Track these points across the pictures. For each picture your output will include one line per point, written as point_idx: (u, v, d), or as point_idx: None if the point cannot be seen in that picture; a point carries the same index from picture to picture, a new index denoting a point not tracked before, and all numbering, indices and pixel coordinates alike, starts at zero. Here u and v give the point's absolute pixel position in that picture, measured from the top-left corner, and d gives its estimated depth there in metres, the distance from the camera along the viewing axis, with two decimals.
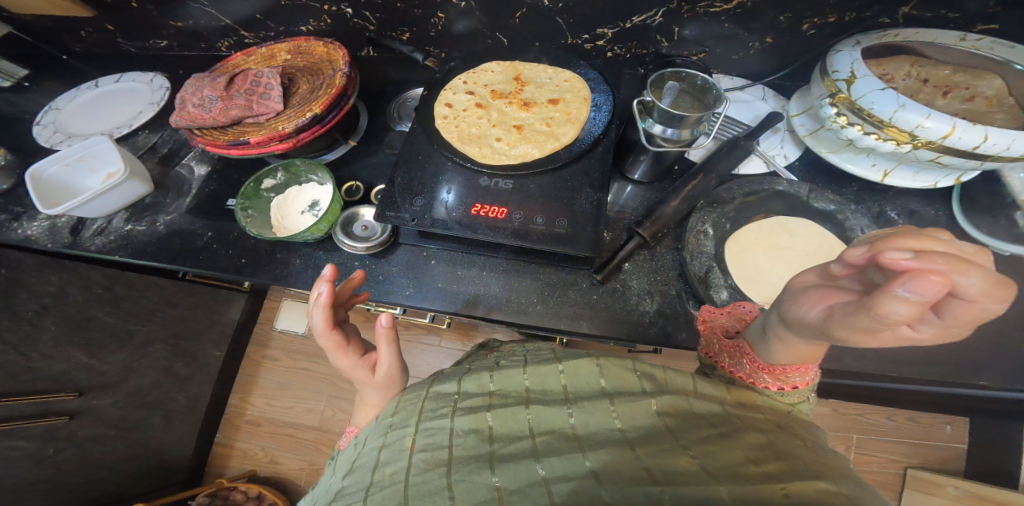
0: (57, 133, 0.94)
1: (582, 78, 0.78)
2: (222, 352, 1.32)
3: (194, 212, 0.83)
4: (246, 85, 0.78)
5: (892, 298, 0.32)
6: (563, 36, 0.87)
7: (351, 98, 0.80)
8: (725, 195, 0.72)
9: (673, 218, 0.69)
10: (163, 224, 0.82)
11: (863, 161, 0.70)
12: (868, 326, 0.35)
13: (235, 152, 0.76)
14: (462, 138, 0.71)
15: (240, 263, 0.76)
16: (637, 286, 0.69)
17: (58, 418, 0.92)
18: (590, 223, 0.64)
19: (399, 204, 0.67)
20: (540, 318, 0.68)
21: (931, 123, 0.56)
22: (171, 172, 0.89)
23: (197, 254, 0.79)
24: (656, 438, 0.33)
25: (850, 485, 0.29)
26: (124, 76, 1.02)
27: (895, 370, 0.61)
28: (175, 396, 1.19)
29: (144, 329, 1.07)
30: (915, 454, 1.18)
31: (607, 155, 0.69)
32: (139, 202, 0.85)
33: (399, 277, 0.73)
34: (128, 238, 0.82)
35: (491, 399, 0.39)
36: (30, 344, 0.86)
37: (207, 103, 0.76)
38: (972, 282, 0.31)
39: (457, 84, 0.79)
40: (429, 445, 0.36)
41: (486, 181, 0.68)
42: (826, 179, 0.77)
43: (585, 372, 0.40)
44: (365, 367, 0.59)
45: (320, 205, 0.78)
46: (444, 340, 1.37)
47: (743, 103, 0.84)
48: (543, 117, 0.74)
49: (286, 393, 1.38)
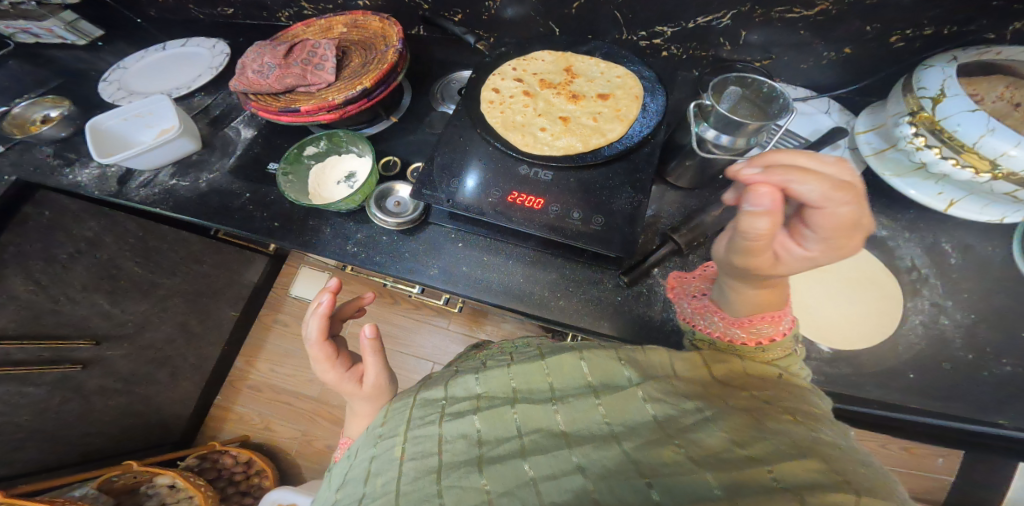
0: (120, 89, 0.96)
1: (635, 76, 0.77)
2: (236, 311, 1.35)
3: (232, 173, 0.85)
4: (303, 55, 0.79)
5: (745, 215, 0.37)
6: (616, 31, 0.86)
7: (400, 75, 0.81)
8: None
9: (713, 227, 0.67)
10: (205, 182, 0.84)
11: (931, 187, 0.66)
12: (749, 246, 0.40)
13: (286, 119, 0.77)
14: (506, 124, 0.71)
15: (272, 226, 0.78)
16: (665, 291, 0.68)
17: (71, 366, 0.95)
18: (626, 222, 0.63)
19: (437, 184, 0.67)
20: (561, 312, 0.68)
21: (1018, 153, 0.53)
22: (220, 133, 0.90)
23: (229, 213, 0.81)
24: (643, 430, 0.33)
25: (841, 461, 0.30)
26: (190, 42, 1.03)
27: (919, 404, 0.59)
28: (184, 354, 1.23)
29: (168, 284, 1.12)
30: (909, 484, 1.15)
31: (652, 155, 0.68)
32: (186, 161, 0.87)
33: (423, 255, 0.73)
34: (170, 193, 0.84)
35: (478, 402, 0.39)
36: (61, 289, 0.89)
37: (265, 69, 0.77)
38: (810, 189, 0.36)
39: (507, 69, 0.79)
40: (418, 453, 0.36)
41: (525, 169, 0.67)
42: (881, 203, 0.74)
43: (570, 367, 0.39)
44: (353, 378, 0.62)
45: (356, 177, 0.79)
46: (453, 324, 1.38)
47: (802, 115, 0.81)
48: (590, 111, 0.73)
49: (293, 359, 1.41)
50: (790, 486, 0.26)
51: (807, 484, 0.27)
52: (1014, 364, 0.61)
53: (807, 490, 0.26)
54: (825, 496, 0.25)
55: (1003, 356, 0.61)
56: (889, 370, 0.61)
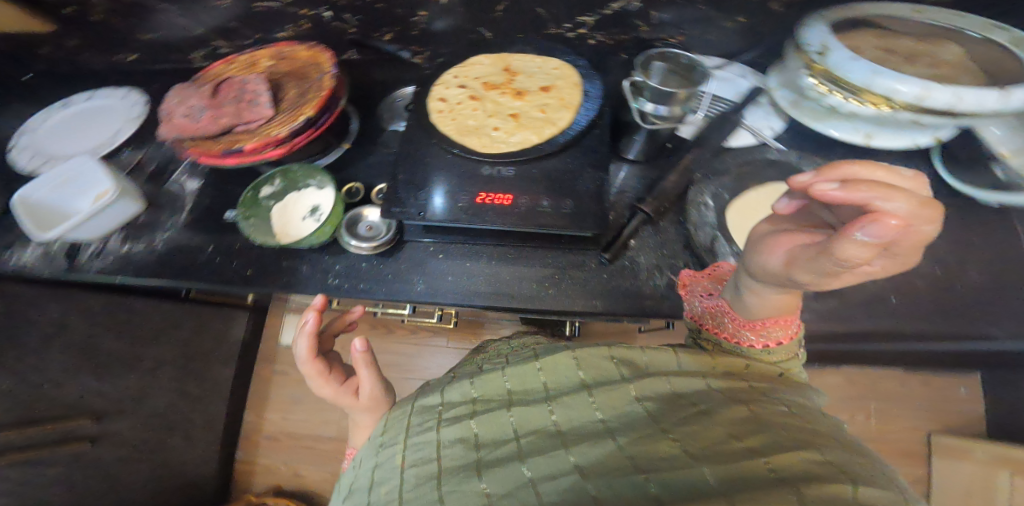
0: (36, 155, 0.90)
1: (570, 66, 0.79)
2: (231, 368, 1.35)
3: (191, 228, 0.84)
4: (234, 94, 0.78)
5: (852, 243, 0.33)
6: (543, 28, 0.86)
7: (341, 100, 0.82)
8: (721, 167, 0.73)
9: (674, 192, 0.71)
10: (161, 241, 0.83)
11: (847, 127, 0.69)
12: (830, 268, 0.37)
13: (231, 160, 0.75)
14: (460, 130, 0.72)
15: (247, 274, 0.77)
16: (645, 261, 0.70)
17: (79, 444, 0.93)
18: (594, 201, 0.64)
19: (404, 199, 0.67)
20: (553, 302, 0.69)
21: (905, 87, 0.55)
22: (162, 188, 0.90)
23: (199, 270, 0.80)
24: (639, 425, 0.35)
25: (839, 452, 0.31)
26: (99, 91, 0.99)
27: (906, 325, 0.62)
28: (190, 416, 1.21)
29: (152, 353, 1.09)
30: (937, 419, 1.22)
31: (604, 139, 0.70)
32: (133, 222, 0.86)
33: (407, 274, 0.74)
34: (127, 259, 0.83)
35: (475, 407, 0.42)
36: (41, 375, 0.85)
37: (197, 116, 0.76)
38: (898, 206, 0.33)
39: (449, 79, 0.79)
40: (418, 460, 0.38)
41: (488, 170, 0.68)
42: (813, 148, 0.77)
43: (564, 366, 0.43)
44: (348, 392, 0.65)
45: (321, 209, 0.77)
46: (451, 341, 1.39)
47: (723, 82, 0.84)
48: (537, 104, 0.74)
49: (299, 406, 1.42)
50: (788, 477, 0.27)
51: (803, 473, 0.28)
52: (985, 272, 0.64)
53: (796, 477, 0.27)
54: (821, 487, 0.26)
55: (969, 264, 0.64)
56: (875, 296, 0.64)
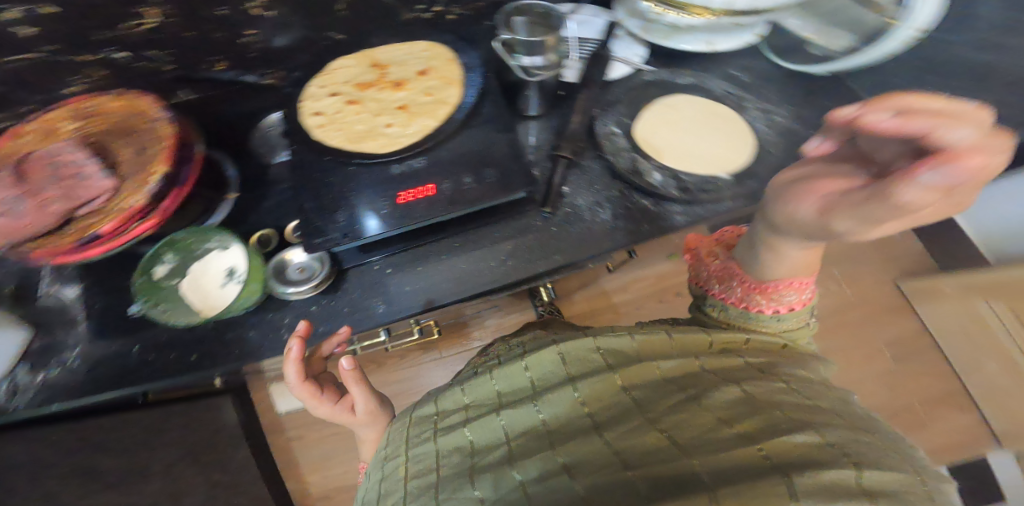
0: None
1: (438, 44, 0.82)
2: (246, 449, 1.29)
3: (100, 335, 0.71)
4: (53, 177, 0.63)
5: (916, 185, 0.37)
6: (398, 13, 0.85)
7: (196, 144, 0.72)
8: (612, 98, 0.82)
9: (582, 131, 0.75)
10: (79, 357, 0.70)
11: (691, 39, 0.82)
12: (887, 212, 0.41)
13: (93, 253, 0.62)
14: (351, 138, 0.70)
15: (194, 361, 0.70)
16: (584, 201, 0.74)
17: None
18: (515, 160, 0.66)
19: (323, 227, 0.63)
20: (514, 270, 0.72)
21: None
22: (39, 304, 0.73)
23: (136, 375, 0.69)
24: (628, 417, 0.40)
25: (819, 434, 0.36)
26: None
27: None
28: (235, 499, 1.26)
29: (160, 456, 1.11)
30: (886, 266, 1.42)
31: (496, 105, 0.72)
32: (30, 349, 0.70)
33: (363, 298, 0.72)
34: (52, 388, 0.68)
35: (467, 413, 0.48)
36: None
37: (16, 219, 0.60)
38: (964, 134, 0.38)
39: (315, 90, 0.78)
40: (419, 472, 0.44)
41: (398, 167, 0.67)
42: (674, 62, 0.88)
43: (551, 362, 0.49)
44: (343, 409, 0.76)
45: (238, 269, 0.74)
46: (444, 352, 1.36)
47: (583, 24, 0.87)
48: (421, 89, 0.76)
49: (336, 460, 1.46)
50: (776, 464, 0.32)
51: (790, 459, 0.33)
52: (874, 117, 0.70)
53: (786, 463, 0.32)
54: (808, 472, 0.31)
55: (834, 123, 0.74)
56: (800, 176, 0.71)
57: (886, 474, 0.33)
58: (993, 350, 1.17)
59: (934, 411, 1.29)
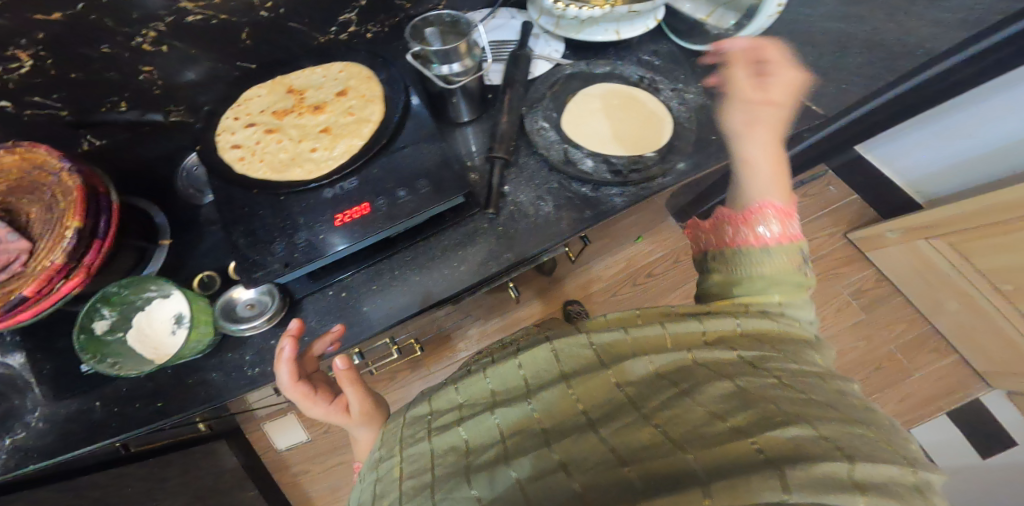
0: None
1: (354, 64, 0.84)
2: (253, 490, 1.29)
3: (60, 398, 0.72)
4: None
5: (759, 76, 0.75)
6: (310, 37, 0.88)
7: (110, 193, 0.69)
8: (536, 95, 0.84)
9: (511, 130, 0.79)
10: (41, 418, 0.71)
11: (598, 31, 0.87)
12: (760, 99, 0.74)
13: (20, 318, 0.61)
14: (275, 168, 0.72)
15: (160, 407, 0.71)
16: (526, 197, 0.79)
17: None
18: (444, 168, 0.68)
19: (262, 259, 0.64)
20: (467, 272, 0.76)
21: None
22: None
23: (104, 430, 0.71)
24: (623, 414, 0.41)
25: (821, 426, 0.36)
26: None
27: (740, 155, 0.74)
28: None
29: None
30: (837, 221, 1.43)
31: (422, 115, 0.75)
32: None
33: (324, 321, 0.75)
34: (23, 451, 0.70)
35: (461, 412, 0.48)
36: None
37: None
38: (774, 55, 0.75)
39: (230, 123, 0.79)
40: (413, 472, 0.44)
41: (331, 190, 0.69)
42: (590, 53, 0.92)
43: (543, 360, 0.49)
44: (338, 410, 0.66)
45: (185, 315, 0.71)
46: (432, 368, 1.38)
47: (499, 26, 0.92)
48: (342, 109, 0.77)
49: (343, 490, 1.44)
50: (774, 457, 0.33)
51: (790, 451, 0.33)
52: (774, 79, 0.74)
53: (786, 458, 0.32)
54: (805, 466, 0.32)
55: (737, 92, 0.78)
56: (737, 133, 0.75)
57: (885, 469, 0.34)
58: (950, 289, 1.16)
59: (922, 358, 1.30)
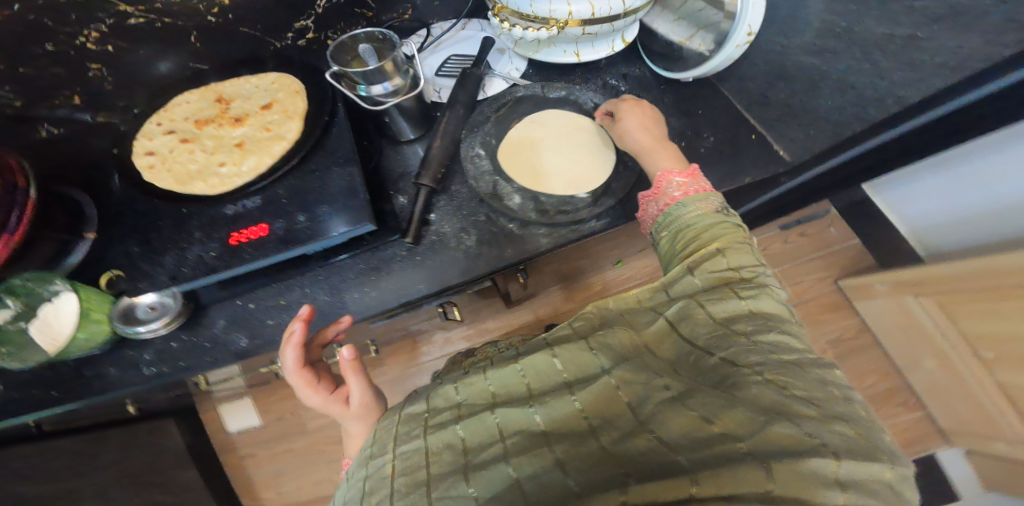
0: None
1: (287, 74, 0.81)
2: (194, 468, 1.23)
3: None
4: None
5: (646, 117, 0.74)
6: (265, 43, 0.86)
7: (30, 187, 0.66)
8: (478, 119, 0.81)
9: (443, 156, 0.73)
10: None
11: (557, 51, 0.82)
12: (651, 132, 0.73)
13: None
14: (181, 180, 0.71)
15: (54, 396, 0.70)
16: (450, 228, 0.74)
17: None
18: (346, 194, 0.63)
19: (149, 270, 0.63)
20: (381, 297, 0.71)
21: (556, 6, 0.66)
22: None
23: (8, 411, 0.70)
24: (620, 422, 0.38)
25: (814, 426, 0.34)
26: None
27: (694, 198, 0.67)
28: None
29: (85, 482, 1.10)
30: (832, 266, 1.29)
31: (342, 135, 0.69)
32: None
33: (229, 331, 0.72)
34: None
35: (459, 411, 0.45)
36: None
37: None
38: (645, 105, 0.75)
39: (152, 128, 0.79)
40: (406, 468, 0.40)
41: (231, 208, 0.66)
42: (557, 73, 0.87)
43: (542, 363, 0.46)
44: (337, 402, 0.58)
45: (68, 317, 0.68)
46: (395, 370, 1.36)
47: (466, 39, 0.88)
48: (262, 124, 0.75)
49: (288, 477, 1.37)
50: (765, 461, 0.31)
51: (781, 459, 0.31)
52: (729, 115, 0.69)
53: (778, 466, 0.30)
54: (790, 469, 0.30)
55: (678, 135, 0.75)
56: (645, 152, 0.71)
57: (870, 468, 0.31)
58: (928, 347, 1.06)
59: (888, 410, 1.22)
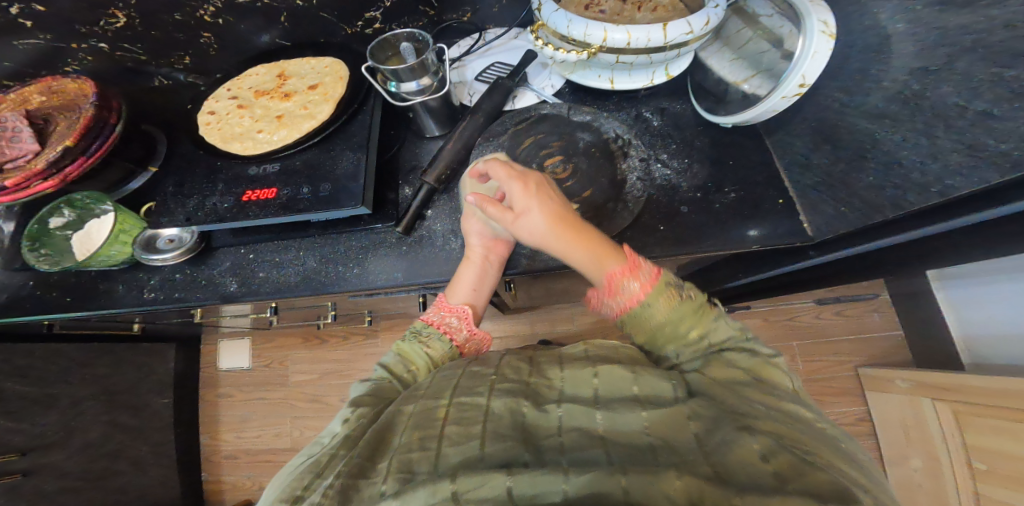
0: None
1: (342, 61, 0.77)
2: (168, 398, 1.31)
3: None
4: None
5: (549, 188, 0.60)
6: (337, 28, 0.82)
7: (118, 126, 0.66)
8: (498, 128, 0.75)
9: (455, 158, 0.70)
10: None
11: (590, 74, 0.74)
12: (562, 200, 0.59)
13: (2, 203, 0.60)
14: (224, 138, 0.70)
15: (66, 302, 0.70)
16: (442, 227, 0.70)
17: (10, 476, 0.97)
18: (351, 179, 0.62)
19: (173, 208, 0.64)
20: (362, 281, 0.68)
21: (591, 30, 0.57)
22: None
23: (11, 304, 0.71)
24: (678, 440, 0.34)
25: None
26: None
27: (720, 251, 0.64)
28: (135, 444, 1.23)
29: (69, 391, 1.09)
30: (863, 351, 1.25)
31: (366, 123, 0.68)
32: None
33: (226, 274, 0.71)
34: None
35: (526, 393, 0.41)
36: None
37: None
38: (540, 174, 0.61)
39: (221, 93, 0.78)
40: (462, 430, 0.37)
41: (254, 169, 0.66)
42: (595, 97, 0.79)
43: (618, 376, 0.41)
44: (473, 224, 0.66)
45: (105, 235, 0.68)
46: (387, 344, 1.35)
47: (514, 48, 0.82)
48: (301, 103, 0.72)
49: (252, 424, 1.37)
50: None
51: None
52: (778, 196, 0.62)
53: None
54: None
55: (726, 186, 0.69)
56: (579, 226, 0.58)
57: None
58: (921, 446, 1.05)
59: None
